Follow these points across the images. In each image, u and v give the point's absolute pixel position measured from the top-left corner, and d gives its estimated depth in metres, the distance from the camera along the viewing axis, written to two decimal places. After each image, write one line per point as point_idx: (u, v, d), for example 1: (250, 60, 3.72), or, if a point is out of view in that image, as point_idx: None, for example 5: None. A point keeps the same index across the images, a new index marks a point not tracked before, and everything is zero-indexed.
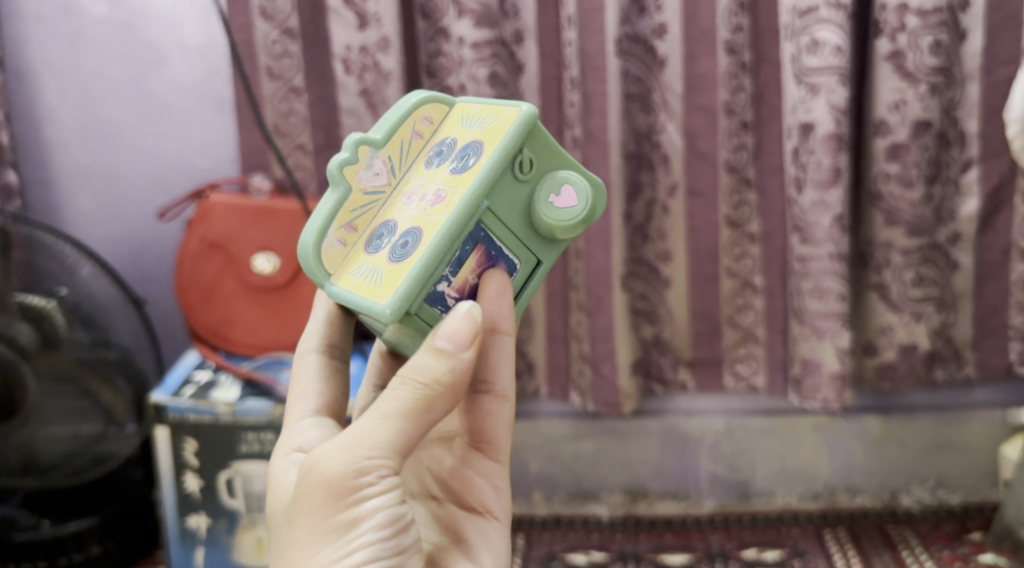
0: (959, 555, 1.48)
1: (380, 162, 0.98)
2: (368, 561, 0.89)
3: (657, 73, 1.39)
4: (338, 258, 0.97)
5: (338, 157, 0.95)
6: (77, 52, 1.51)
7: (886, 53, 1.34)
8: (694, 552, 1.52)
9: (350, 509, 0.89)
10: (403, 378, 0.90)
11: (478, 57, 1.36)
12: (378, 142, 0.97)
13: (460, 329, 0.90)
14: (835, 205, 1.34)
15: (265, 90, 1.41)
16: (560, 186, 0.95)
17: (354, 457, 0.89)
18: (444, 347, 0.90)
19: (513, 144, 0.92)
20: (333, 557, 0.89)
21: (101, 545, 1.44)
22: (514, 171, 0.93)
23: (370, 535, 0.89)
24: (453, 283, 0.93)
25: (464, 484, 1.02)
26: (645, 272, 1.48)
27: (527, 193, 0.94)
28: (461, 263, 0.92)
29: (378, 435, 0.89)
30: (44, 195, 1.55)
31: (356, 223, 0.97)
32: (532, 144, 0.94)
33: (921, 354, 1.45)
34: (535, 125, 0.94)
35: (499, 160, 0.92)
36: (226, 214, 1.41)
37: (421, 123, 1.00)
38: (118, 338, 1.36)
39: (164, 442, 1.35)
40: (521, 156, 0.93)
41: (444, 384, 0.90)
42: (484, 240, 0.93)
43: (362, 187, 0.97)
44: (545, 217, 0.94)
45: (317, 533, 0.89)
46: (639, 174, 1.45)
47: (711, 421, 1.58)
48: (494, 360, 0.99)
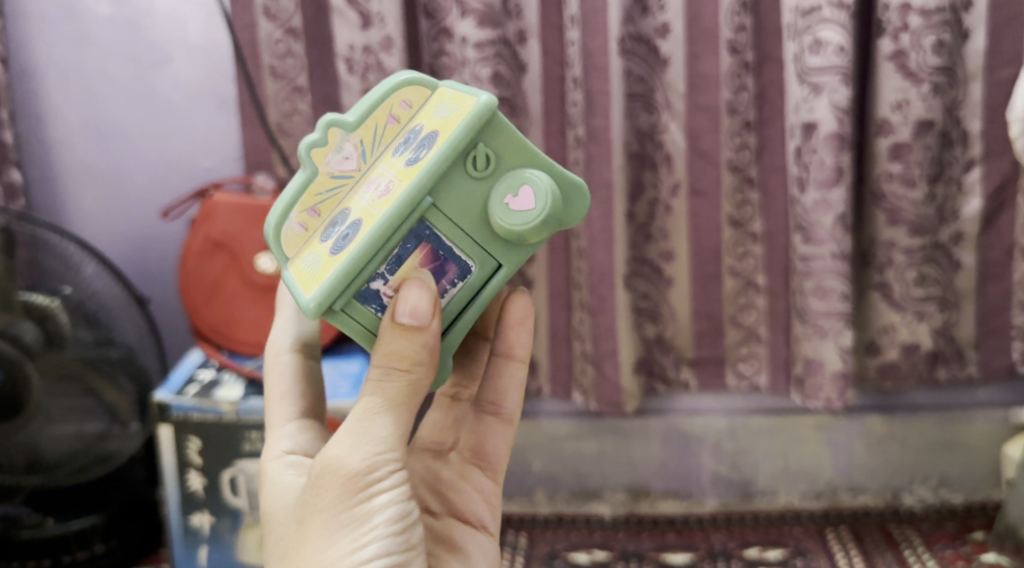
0: (961, 554, 1.49)
1: (351, 146, 0.99)
2: (381, 553, 0.94)
3: (660, 72, 1.39)
4: (298, 240, 1.01)
5: (309, 138, 0.98)
6: (81, 52, 1.51)
7: (889, 53, 1.34)
8: (697, 551, 1.52)
9: (362, 503, 0.94)
10: (381, 366, 0.94)
11: (482, 56, 1.36)
12: (351, 125, 0.98)
13: (420, 303, 0.93)
14: (838, 204, 1.34)
15: (269, 89, 1.41)
16: (520, 187, 0.95)
17: (365, 452, 0.94)
18: (406, 325, 0.93)
19: (463, 137, 0.93)
20: (348, 549, 0.93)
21: (105, 543, 1.45)
22: (466, 165, 0.95)
23: (383, 527, 0.94)
24: (390, 282, 0.96)
25: (463, 496, 1.09)
26: (647, 271, 1.48)
27: (483, 193, 0.96)
28: (401, 261, 0.95)
29: (381, 430, 0.94)
30: (49, 194, 1.56)
31: (319, 207, 1.00)
32: (488, 139, 0.95)
33: (924, 353, 1.45)
34: (491, 119, 0.94)
35: (445, 154, 0.93)
36: (230, 213, 1.40)
37: (399, 107, 1.00)
38: (123, 337, 1.37)
39: (168, 440, 1.36)
40: (475, 151, 0.95)
41: (420, 362, 0.94)
42: (429, 238, 0.95)
43: (330, 170, 0.99)
44: (497, 215, 0.95)
45: (332, 526, 0.94)
46: (642, 174, 1.45)
47: (714, 420, 1.58)
48: (507, 388, 1.13)
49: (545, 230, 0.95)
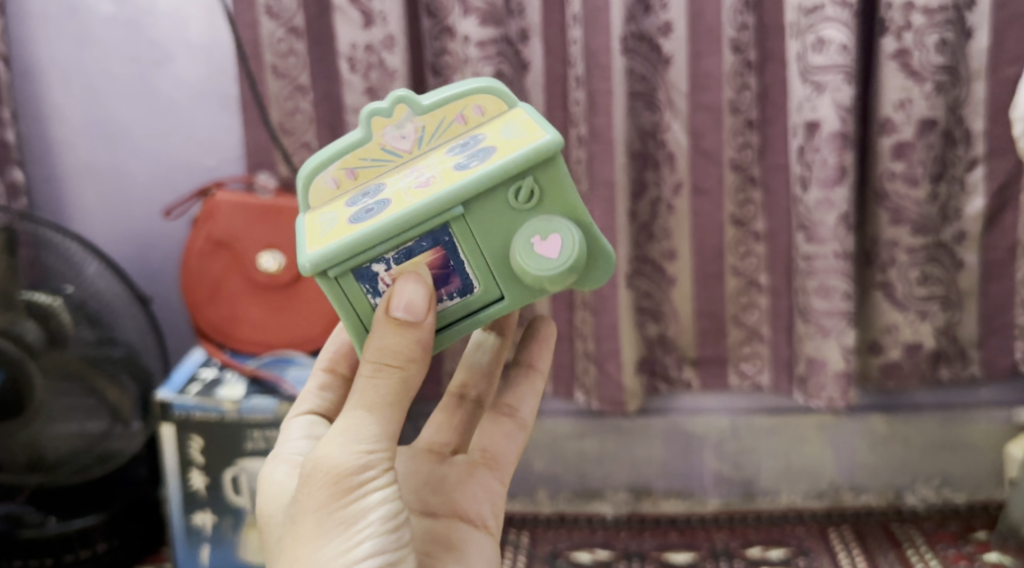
0: (964, 554, 1.48)
1: (410, 128, 1.00)
2: (375, 551, 0.94)
3: (663, 71, 1.39)
4: (326, 195, 1.02)
5: (378, 104, 0.99)
6: (84, 51, 1.51)
7: (892, 51, 1.34)
8: (699, 551, 1.52)
9: (354, 501, 0.94)
10: (373, 362, 0.94)
11: (484, 55, 1.36)
12: (421, 108, 0.99)
13: (415, 298, 0.93)
14: (841, 203, 1.34)
15: (271, 88, 1.41)
16: (551, 232, 0.94)
17: (356, 450, 0.94)
18: (401, 319, 0.93)
19: (517, 166, 0.93)
20: (342, 547, 0.93)
21: (107, 541, 1.44)
22: (511, 194, 0.94)
23: (376, 526, 0.94)
24: (392, 270, 0.95)
25: (467, 494, 1.08)
26: (649, 270, 1.48)
27: (515, 222, 0.95)
28: (410, 255, 0.95)
29: (371, 428, 0.94)
30: (51, 193, 1.56)
31: (360, 171, 1.01)
32: (542, 176, 0.94)
33: (926, 353, 1.45)
34: (553, 160, 0.94)
35: (493, 174, 0.93)
36: (231, 212, 1.40)
37: (471, 110, 1.00)
38: (124, 335, 1.36)
39: (170, 439, 1.36)
40: (523, 183, 0.94)
41: (411, 359, 0.94)
42: (445, 245, 0.95)
43: (383, 141, 1.00)
44: (517, 249, 0.94)
45: (325, 525, 0.94)
46: (644, 173, 1.44)
47: (716, 419, 1.58)
48: (522, 393, 1.14)
49: (558, 282, 0.95)
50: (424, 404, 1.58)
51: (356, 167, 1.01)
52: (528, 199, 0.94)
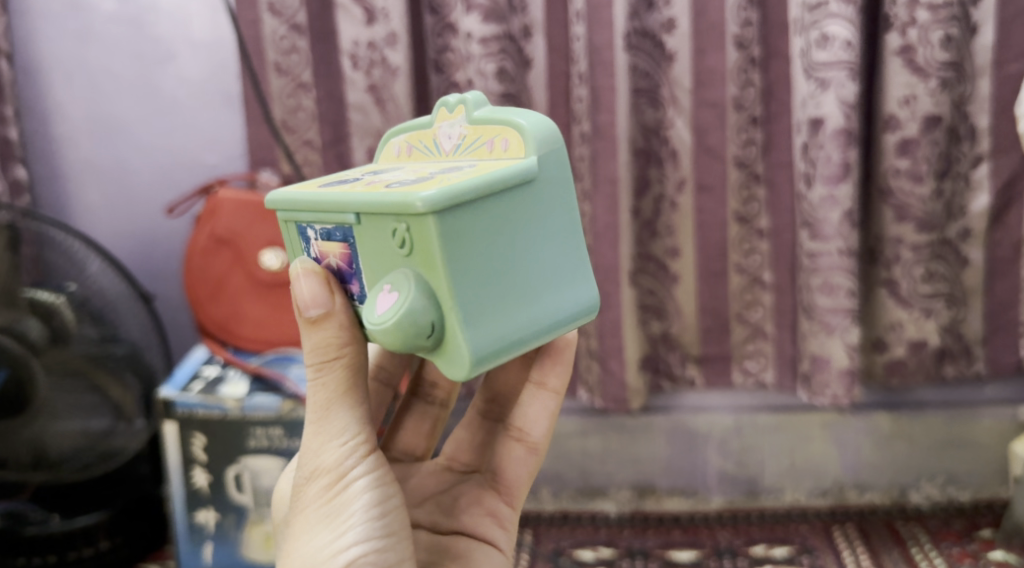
0: (969, 551, 1.47)
1: (458, 131, 1.01)
2: (362, 539, 0.95)
3: (666, 68, 1.39)
4: (390, 160, 1.06)
5: (449, 98, 1.02)
6: (86, 49, 1.51)
7: (897, 48, 1.34)
8: (702, 548, 1.51)
9: (337, 493, 0.96)
10: (311, 362, 0.96)
11: (487, 52, 1.36)
12: (472, 116, 1.00)
13: (313, 287, 0.94)
14: (845, 200, 1.34)
15: (274, 86, 1.41)
16: (399, 290, 0.90)
17: (333, 443, 0.96)
18: (313, 317, 0.94)
19: (390, 208, 0.88)
20: (330, 538, 0.95)
21: (110, 540, 1.44)
22: (389, 234, 0.90)
23: (361, 514, 0.96)
24: (319, 244, 0.96)
25: (474, 516, 1.10)
26: (653, 268, 1.47)
27: (393, 262, 0.91)
28: (328, 237, 0.95)
29: (343, 420, 0.96)
30: (53, 191, 1.55)
31: (414, 153, 1.04)
32: (416, 233, 0.88)
33: (932, 350, 1.44)
34: (425, 221, 0.87)
35: (374, 204, 0.89)
36: (234, 210, 1.40)
37: (500, 141, 0.97)
38: (127, 334, 1.38)
39: (173, 436, 1.35)
40: (400, 230, 0.89)
41: (344, 344, 0.95)
42: (348, 247, 0.94)
43: (437, 134, 1.02)
44: (376, 288, 0.92)
45: (312, 520, 0.96)
46: (648, 170, 1.44)
47: (720, 417, 1.58)
48: (534, 414, 1.11)
49: (383, 341, 0.90)
50: None
51: (416, 148, 1.04)
52: (399, 246, 0.90)
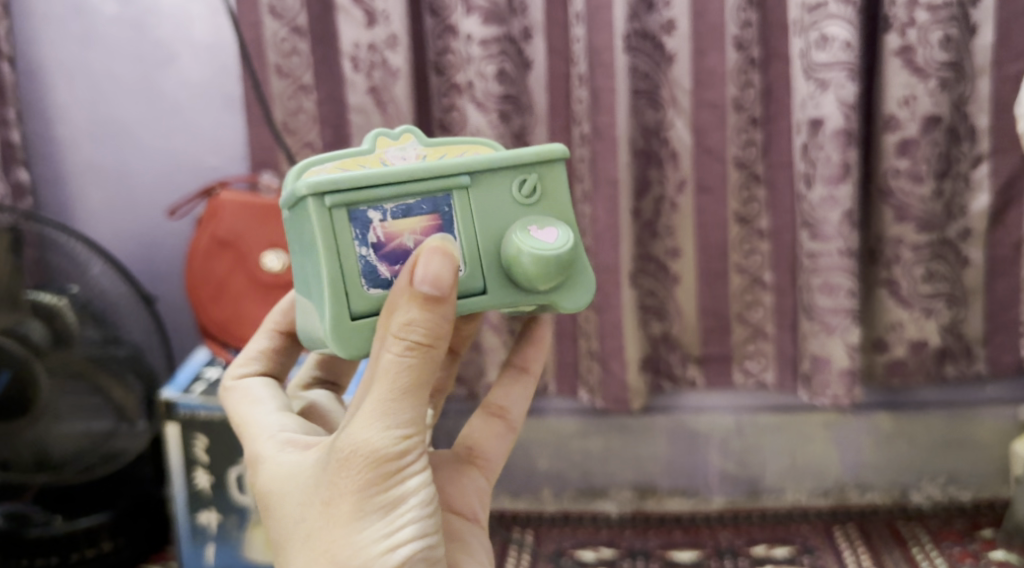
0: (970, 551, 1.48)
1: (413, 155, 0.98)
2: (417, 536, 0.90)
3: (666, 69, 1.39)
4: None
5: (387, 127, 0.98)
6: (87, 52, 1.52)
7: (896, 48, 1.34)
8: (704, 548, 1.51)
9: (395, 485, 0.89)
10: (405, 341, 0.87)
11: (487, 54, 1.35)
12: (427, 140, 0.99)
13: (442, 271, 0.87)
14: (845, 200, 1.34)
15: (275, 88, 1.41)
16: (547, 228, 0.92)
17: (396, 433, 0.88)
18: (427, 295, 0.86)
19: (528, 156, 0.93)
20: (382, 533, 0.89)
21: (112, 541, 1.44)
22: (516, 184, 0.93)
23: (416, 510, 0.90)
24: (387, 222, 0.91)
25: (458, 491, 1.04)
26: (653, 269, 1.47)
27: (515, 215, 0.93)
28: (409, 212, 0.91)
29: (410, 410, 0.88)
30: (56, 194, 1.56)
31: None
32: (549, 179, 0.94)
33: (931, 350, 1.45)
34: (559, 165, 0.94)
35: (505, 157, 0.92)
36: (235, 212, 1.40)
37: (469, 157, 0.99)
38: (129, 335, 1.38)
39: (175, 438, 1.36)
40: (529, 179, 0.93)
41: (442, 333, 0.88)
42: (443, 214, 0.92)
43: (384, 158, 0.97)
44: (511, 235, 0.92)
45: (364, 511, 0.89)
46: (648, 171, 1.44)
47: (721, 417, 1.58)
48: (514, 394, 1.10)
49: (542, 274, 0.91)
50: None
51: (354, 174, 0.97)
52: (529, 194, 0.93)
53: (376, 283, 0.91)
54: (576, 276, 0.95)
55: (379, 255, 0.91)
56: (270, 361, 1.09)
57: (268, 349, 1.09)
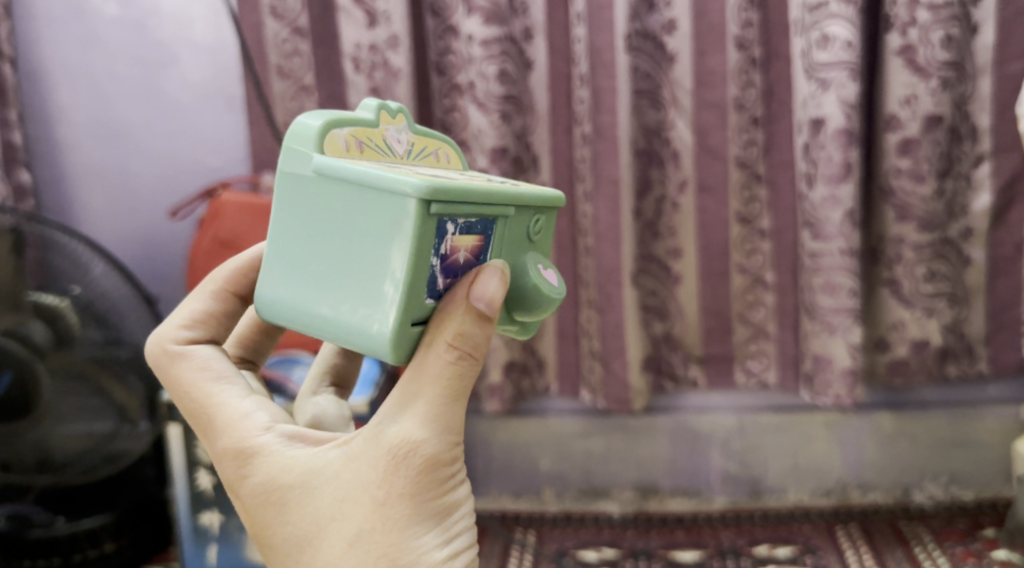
0: (972, 551, 1.47)
1: (405, 138, 0.98)
2: (467, 542, 0.92)
3: (667, 69, 1.39)
4: (337, 152, 0.91)
5: (386, 102, 0.97)
6: (89, 53, 1.52)
7: (897, 48, 1.34)
8: (705, 549, 1.51)
9: (449, 490, 0.91)
10: (457, 351, 0.89)
11: (488, 54, 1.35)
12: (415, 127, 0.99)
13: (498, 290, 0.90)
14: (847, 200, 1.34)
15: (276, 89, 1.41)
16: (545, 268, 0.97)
17: (448, 439, 0.90)
18: (484, 311, 0.89)
19: (549, 200, 0.96)
20: (438, 538, 0.91)
21: (115, 542, 1.45)
22: (531, 222, 0.96)
23: (466, 517, 0.93)
24: (454, 238, 0.89)
25: None
26: (655, 269, 1.47)
27: (520, 249, 0.96)
28: (468, 230, 0.90)
29: (459, 417, 0.91)
30: (57, 196, 1.56)
31: (365, 150, 0.94)
32: (550, 221, 0.98)
33: (933, 350, 1.44)
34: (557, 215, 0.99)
35: (537, 197, 0.95)
36: (236, 212, 1.40)
37: (444, 152, 1.01)
38: (130, 337, 1.36)
39: (177, 439, 1.36)
40: (539, 218, 0.96)
41: (487, 349, 0.91)
42: (485, 238, 0.92)
43: (386, 136, 0.96)
44: (531, 269, 0.94)
45: (420, 515, 0.90)
46: (649, 171, 1.44)
47: (722, 417, 1.59)
48: None
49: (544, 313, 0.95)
50: None
51: (363, 145, 0.94)
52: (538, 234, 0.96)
53: (432, 293, 0.90)
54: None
55: (442, 268, 0.89)
56: (212, 325, 0.99)
57: (211, 313, 0.99)
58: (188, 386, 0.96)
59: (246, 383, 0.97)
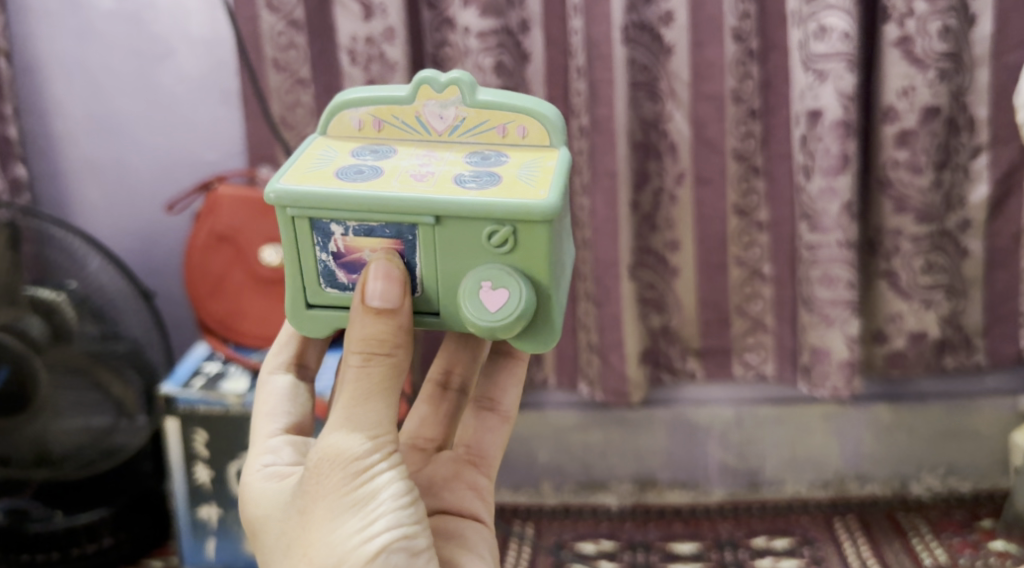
0: (969, 542, 1.49)
1: (452, 113, 0.90)
2: (393, 527, 0.85)
3: (664, 61, 1.37)
4: (344, 133, 0.91)
5: (435, 75, 0.89)
6: (85, 46, 1.50)
7: (895, 39, 1.32)
8: (704, 540, 1.52)
9: (364, 482, 0.84)
10: (359, 352, 0.83)
11: (484, 46, 1.35)
12: (473, 99, 0.90)
13: (390, 288, 0.83)
14: (844, 191, 1.34)
15: (272, 82, 1.41)
16: (501, 285, 0.85)
17: (362, 435, 0.84)
18: (378, 309, 0.83)
19: (501, 212, 0.83)
20: (355, 528, 0.84)
21: (113, 537, 1.45)
22: (484, 233, 0.84)
23: (389, 503, 0.85)
24: (348, 236, 0.86)
25: (458, 494, 0.98)
26: (652, 262, 1.47)
27: (477, 257, 0.85)
28: (370, 233, 0.85)
29: (375, 413, 0.84)
30: (55, 189, 1.57)
31: (385, 128, 0.91)
32: (524, 232, 0.84)
33: (931, 341, 1.46)
34: (540, 227, 0.83)
35: (475, 207, 0.83)
36: (234, 206, 1.39)
37: (515, 127, 0.90)
38: (129, 331, 1.37)
39: (175, 433, 1.37)
40: (500, 229, 0.84)
41: (400, 344, 0.84)
42: (407, 241, 0.85)
43: (421, 112, 0.90)
44: (462, 287, 0.85)
45: (336, 509, 0.84)
46: (647, 163, 1.43)
47: (720, 410, 1.58)
48: (504, 383, 1.04)
49: (487, 335, 0.85)
50: None
51: (386, 122, 0.91)
52: (498, 245, 0.84)
53: (334, 284, 0.88)
54: (535, 327, 0.88)
55: (339, 262, 0.87)
56: (305, 357, 1.00)
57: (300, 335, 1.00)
58: (257, 403, 0.99)
59: (289, 423, 0.97)
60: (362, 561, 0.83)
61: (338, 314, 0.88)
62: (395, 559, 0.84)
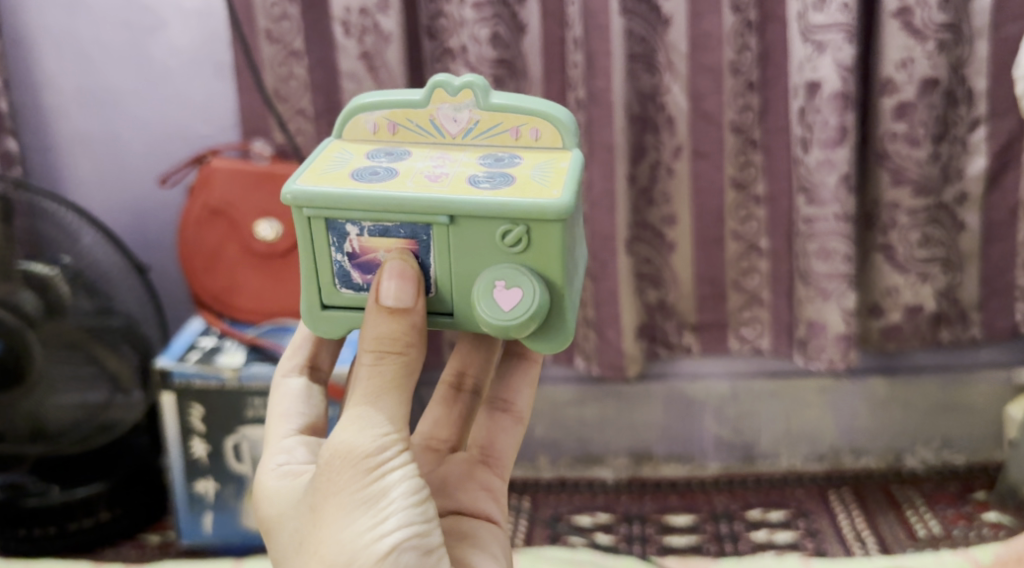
0: (963, 513, 1.50)
1: (466, 117, 0.89)
2: (405, 525, 0.84)
3: (662, 32, 1.35)
4: (359, 136, 0.90)
5: (448, 78, 0.89)
6: (75, 18, 1.48)
7: (894, 10, 1.31)
8: (699, 513, 1.53)
9: (375, 480, 0.83)
10: (371, 351, 0.82)
11: (480, 16, 1.34)
12: (487, 102, 0.89)
13: (404, 287, 0.82)
14: (842, 163, 1.33)
15: (265, 54, 1.39)
16: (516, 284, 0.83)
17: (372, 433, 0.83)
18: (391, 309, 0.82)
19: (515, 211, 0.82)
20: (367, 527, 0.83)
21: (110, 511, 1.45)
22: (499, 231, 0.83)
23: (401, 501, 0.84)
24: (364, 236, 0.84)
25: (469, 493, 0.98)
26: (649, 236, 1.47)
27: (491, 256, 0.84)
28: (386, 233, 0.84)
29: (386, 411, 0.83)
30: (46, 163, 1.55)
31: (400, 132, 0.90)
32: (537, 231, 0.83)
33: (927, 315, 1.46)
34: (553, 226, 0.82)
35: (489, 205, 0.82)
36: (226, 179, 1.38)
37: (528, 129, 0.89)
38: (123, 306, 1.36)
39: (170, 408, 1.37)
40: (515, 229, 0.83)
41: (412, 343, 0.83)
42: (421, 240, 0.84)
43: (435, 115, 0.89)
44: (476, 287, 0.84)
45: (347, 506, 0.84)
46: (643, 137, 1.42)
47: (715, 384, 1.59)
48: (517, 383, 1.03)
49: (501, 335, 0.84)
50: (426, 372, 1.58)
51: (400, 125, 0.90)
52: (512, 244, 0.83)
53: (348, 285, 0.86)
54: (548, 327, 0.87)
55: (353, 263, 0.86)
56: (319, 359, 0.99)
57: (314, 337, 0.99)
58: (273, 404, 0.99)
59: (303, 422, 0.97)
60: (374, 560, 0.83)
61: (354, 314, 0.87)
62: (406, 558, 0.84)
